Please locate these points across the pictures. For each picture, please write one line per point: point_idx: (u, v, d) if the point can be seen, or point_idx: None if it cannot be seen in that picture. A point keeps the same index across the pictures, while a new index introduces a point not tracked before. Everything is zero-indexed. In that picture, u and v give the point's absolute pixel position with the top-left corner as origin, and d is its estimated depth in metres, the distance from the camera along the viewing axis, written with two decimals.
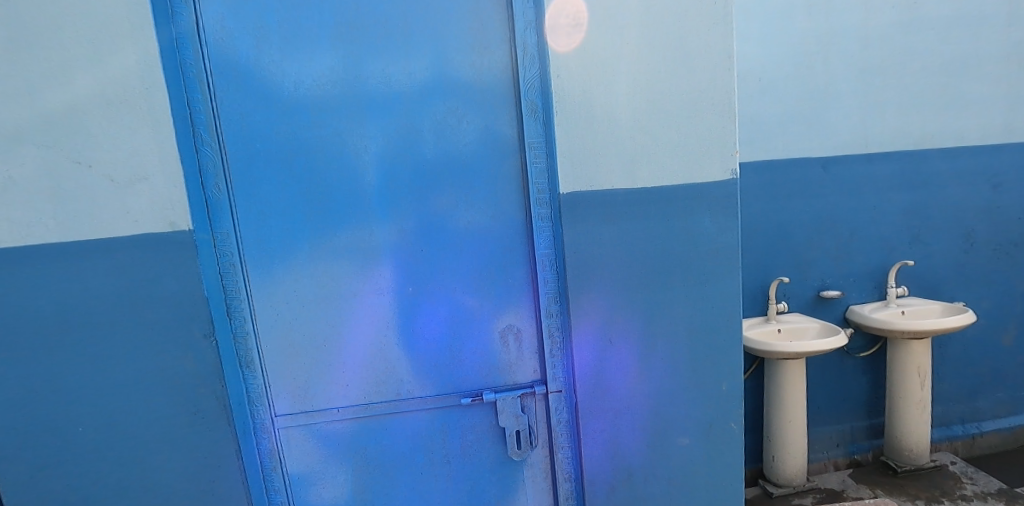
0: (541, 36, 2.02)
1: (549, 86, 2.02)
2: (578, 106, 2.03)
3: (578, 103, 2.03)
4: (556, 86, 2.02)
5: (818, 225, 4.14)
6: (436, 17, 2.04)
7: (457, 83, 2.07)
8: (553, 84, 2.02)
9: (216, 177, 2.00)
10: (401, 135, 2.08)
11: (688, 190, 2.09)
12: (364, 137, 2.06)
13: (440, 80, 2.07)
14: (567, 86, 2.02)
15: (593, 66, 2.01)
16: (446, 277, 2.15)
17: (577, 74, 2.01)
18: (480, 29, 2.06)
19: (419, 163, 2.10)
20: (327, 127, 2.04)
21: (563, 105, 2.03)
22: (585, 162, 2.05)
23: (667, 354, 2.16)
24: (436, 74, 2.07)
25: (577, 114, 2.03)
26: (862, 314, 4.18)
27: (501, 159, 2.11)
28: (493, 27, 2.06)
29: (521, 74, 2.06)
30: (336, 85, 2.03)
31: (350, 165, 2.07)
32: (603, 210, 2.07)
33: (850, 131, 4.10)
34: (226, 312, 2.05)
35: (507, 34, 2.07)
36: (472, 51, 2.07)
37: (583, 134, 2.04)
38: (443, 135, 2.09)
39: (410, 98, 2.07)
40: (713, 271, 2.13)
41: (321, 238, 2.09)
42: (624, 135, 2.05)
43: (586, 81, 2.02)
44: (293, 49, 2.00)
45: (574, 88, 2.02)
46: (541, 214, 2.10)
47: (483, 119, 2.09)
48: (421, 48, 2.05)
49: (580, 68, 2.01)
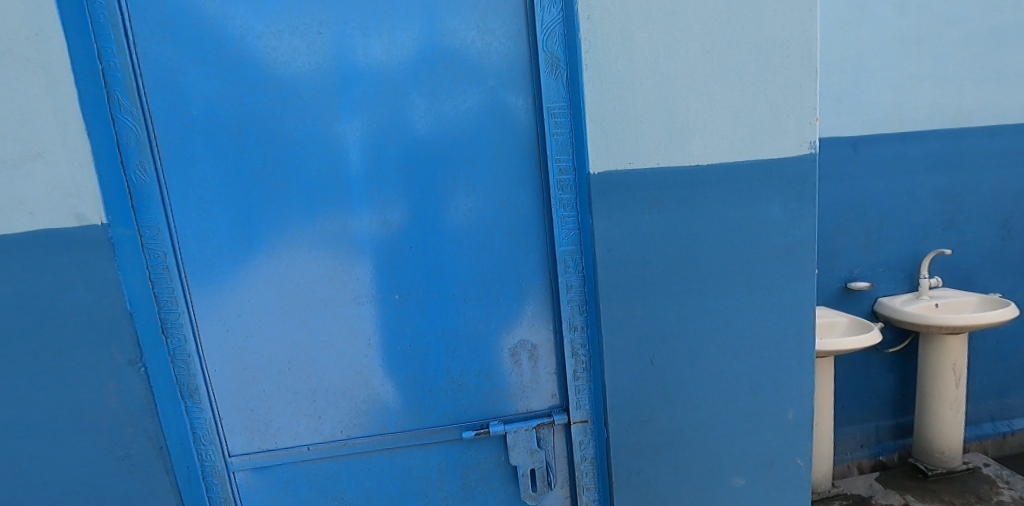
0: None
1: (576, 30, 1.48)
2: (611, 57, 1.48)
3: (611, 49, 1.48)
4: (586, 30, 1.47)
5: (846, 212, 3.61)
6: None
7: (455, 31, 1.61)
8: (582, 27, 1.47)
9: (141, 154, 1.54)
10: (384, 101, 1.61)
11: (756, 168, 1.56)
12: (336, 103, 1.60)
13: (433, 28, 1.60)
14: (597, 28, 1.47)
15: (630, 2, 1.47)
16: (441, 282, 1.71)
17: (609, 10, 1.47)
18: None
19: (408, 136, 1.63)
20: (287, 88, 1.58)
21: (592, 51, 1.48)
22: (622, 130, 1.51)
23: (725, 379, 1.68)
24: (428, 20, 1.60)
25: (614, 69, 1.49)
26: (892, 307, 3.64)
27: (511, 130, 1.65)
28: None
29: (539, 13, 1.53)
30: (297, 34, 1.56)
31: (317, 138, 1.61)
32: (646, 194, 1.53)
33: (881, 109, 3.55)
34: (162, 328, 1.61)
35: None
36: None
37: (618, 91, 1.50)
38: (438, 100, 1.63)
39: (395, 51, 1.60)
40: (783, 274, 1.63)
41: (282, 233, 1.64)
42: (671, 96, 1.51)
43: (621, 21, 1.47)
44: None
45: (607, 29, 1.47)
46: (563, 200, 1.61)
47: (487, 79, 1.63)
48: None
49: (614, 3, 1.47)
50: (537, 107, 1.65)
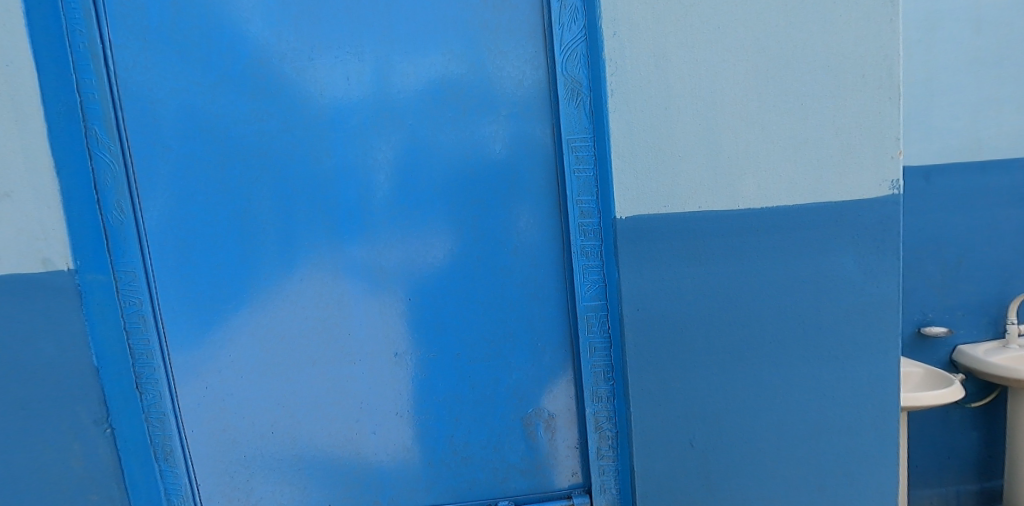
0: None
1: (599, 46, 1.23)
2: (641, 78, 1.23)
3: (644, 72, 1.23)
4: (612, 47, 1.22)
5: (914, 249, 2.73)
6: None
7: (465, 54, 1.42)
8: (606, 43, 1.22)
9: (118, 192, 1.40)
10: (382, 133, 1.43)
11: (821, 213, 1.28)
12: (331, 136, 1.43)
13: (439, 51, 1.42)
14: (626, 47, 1.22)
15: (667, 17, 1.22)
16: (444, 339, 1.49)
17: (641, 27, 1.22)
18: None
19: (409, 173, 1.44)
20: (278, 119, 1.42)
21: (620, 75, 1.23)
22: (657, 168, 1.25)
23: (784, 470, 1.37)
24: (433, 43, 1.41)
25: (646, 93, 1.23)
26: (973, 357, 2.69)
27: (527, 165, 1.44)
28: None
29: (557, 30, 1.31)
30: (290, 61, 1.41)
31: (308, 175, 1.44)
32: (684, 243, 1.27)
33: (954, 135, 2.67)
34: (136, 384, 1.45)
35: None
36: (482, 8, 1.41)
37: (654, 121, 1.24)
38: (444, 132, 1.43)
39: (397, 78, 1.42)
40: (857, 342, 1.32)
41: (268, 280, 1.47)
42: (718, 125, 1.25)
43: (656, 39, 1.22)
44: (232, 8, 1.38)
45: (638, 47, 1.22)
46: (585, 247, 1.36)
47: (500, 109, 1.43)
48: (412, 6, 1.40)
49: (649, 18, 1.22)
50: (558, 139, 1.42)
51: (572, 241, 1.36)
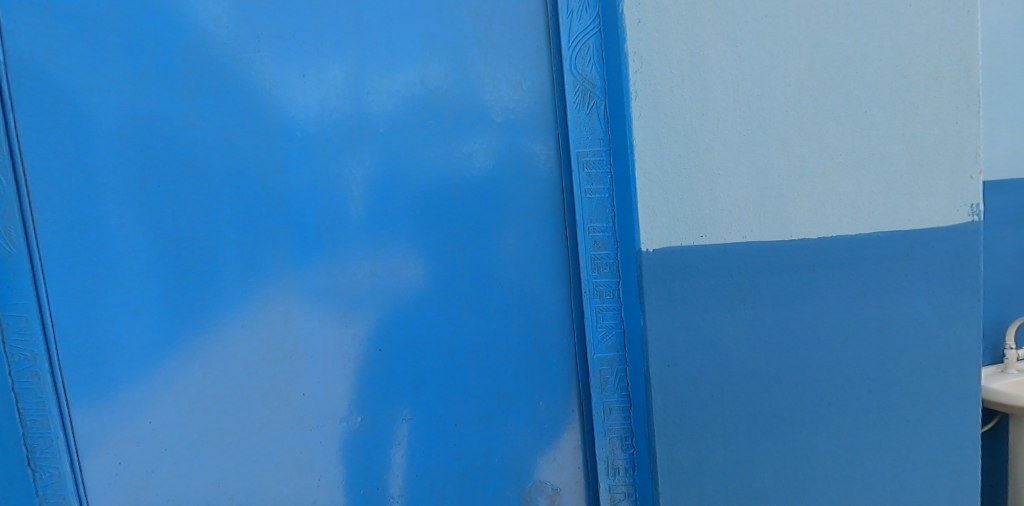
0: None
1: (619, 37, 0.99)
2: (670, 78, 0.99)
3: (676, 68, 0.98)
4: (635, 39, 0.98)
5: None
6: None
7: (451, 49, 1.16)
8: (627, 33, 0.98)
9: (6, 216, 1.09)
10: (347, 145, 1.16)
11: (887, 244, 1.04)
12: (283, 147, 1.15)
13: (419, 45, 1.16)
14: (654, 38, 0.98)
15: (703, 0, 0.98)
16: (423, 397, 1.21)
17: (672, 13, 0.98)
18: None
19: (381, 194, 1.17)
20: (218, 124, 1.14)
21: (647, 72, 0.98)
22: (693, 188, 1.00)
23: None
24: (412, 34, 1.16)
25: (678, 95, 0.99)
26: None
27: (527, 184, 1.19)
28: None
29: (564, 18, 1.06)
30: (232, 52, 1.13)
31: (253, 194, 1.15)
32: (724, 282, 1.02)
33: None
34: (26, 460, 1.13)
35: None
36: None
37: (688, 129, 0.99)
38: (425, 143, 1.17)
39: (368, 76, 1.16)
40: (931, 402, 1.07)
41: (202, 326, 1.17)
42: (766, 135, 1.01)
43: (690, 28, 0.98)
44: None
45: (669, 37, 0.98)
46: (599, 286, 1.11)
47: (493, 116, 1.18)
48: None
49: (681, 3, 0.98)
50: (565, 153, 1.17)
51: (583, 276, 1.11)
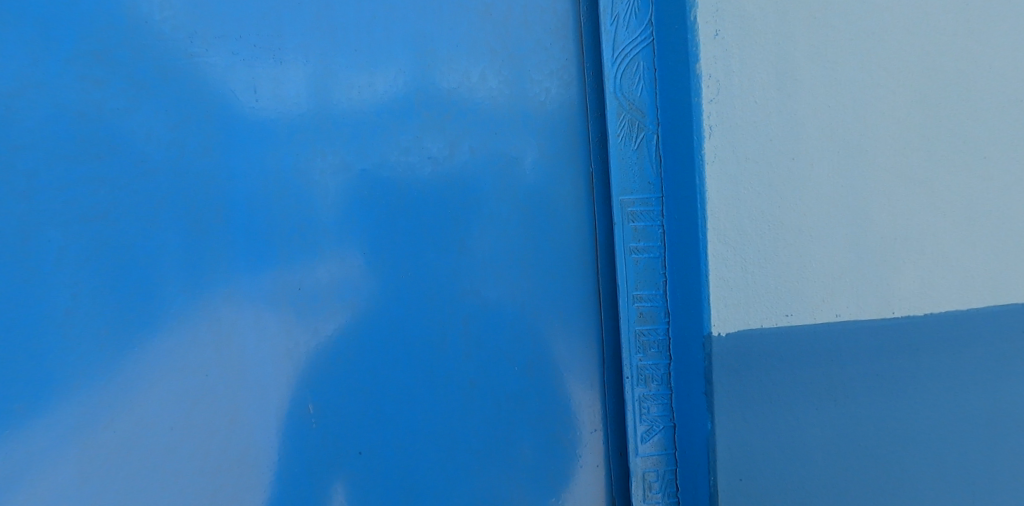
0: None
1: (689, 53, 0.74)
2: (754, 111, 0.74)
3: (760, 98, 0.74)
4: (709, 57, 0.73)
5: None
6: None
7: (454, 56, 0.84)
8: (699, 49, 0.73)
9: None
10: (307, 170, 0.78)
11: (1007, 321, 0.81)
12: (220, 185, 0.73)
13: (411, 48, 0.82)
14: (733, 56, 0.73)
15: (796, 9, 0.74)
16: None
17: (757, 23, 0.73)
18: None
19: (360, 251, 0.80)
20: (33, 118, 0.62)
21: (724, 100, 0.74)
22: (777, 254, 0.77)
23: None
24: (405, 35, 0.82)
25: (761, 133, 0.75)
26: None
27: (550, 237, 0.88)
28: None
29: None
30: (111, 21, 0.66)
31: (156, 252, 0.69)
32: (809, 372, 0.80)
33: None
34: None
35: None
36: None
37: (773, 178, 0.76)
38: (419, 183, 0.83)
39: (342, 92, 0.79)
40: None
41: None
42: (865, 186, 0.78)
43: (779, 44, 0.74)
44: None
45: (753, 56, 0.74)
46: (644, 369, 0.87)
47: (509, 147, 0.87)
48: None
49: (769, 10, 0.74)
50: (602, 198, 0.88)
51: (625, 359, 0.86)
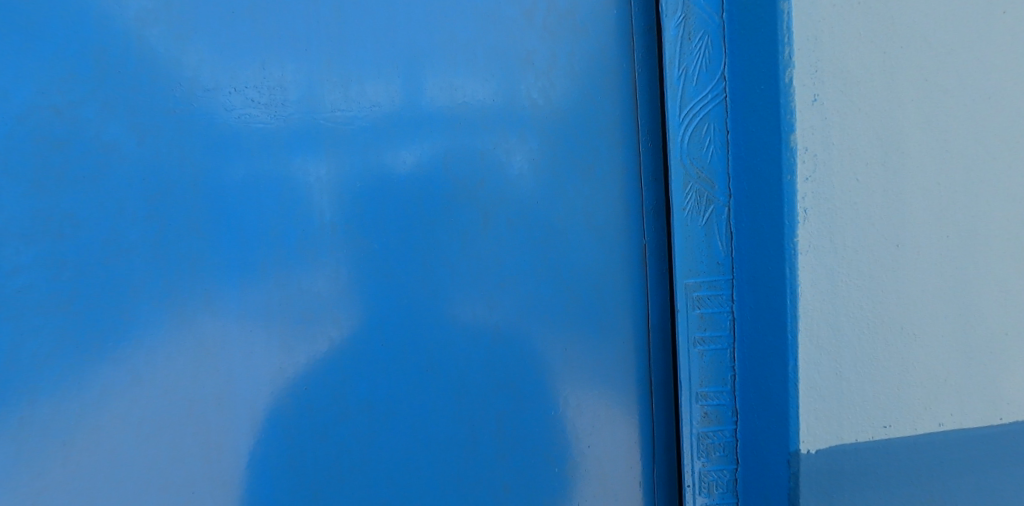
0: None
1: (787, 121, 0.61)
2: (855, 191, 0.63)
3: (863, 174, 0.63)
4: (806, 128, 0.61)
5: None
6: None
7: (490, 115, 0.70)
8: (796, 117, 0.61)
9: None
10: (320, 269, 0.65)
11: None
12: (198, 264, 0.63)
13: (438, 105, 0.69)
14: (833, 126, 0.62)
15: (906, 69, 0.62)
16: None
17: (861, 86, 0.62)
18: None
19: (378, 345, 0.68)
20: (20, 196, 0.57)
21: (823, 178, 0.62)
22: (876, 356, 0.65)
23: None
24: (416, 79, 0.68)
25: (861, 217, 0.63)
26: None
27: (598, 321, 0.75)
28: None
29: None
30: (132, 118, 0.60)
31: (136, 340, 0.61)
32: (906, 491, 0.68)
33: None
34: None
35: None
36: (524, 27, 0.71)
37: (874, 268, 0.64)
38: (447, 263, 0.70)
39: (327, 123, 0.65)
40: None
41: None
42: (978, 277, 0.66)
43: (885, 110, 0.62)
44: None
45: (856, 125, 0.62)
46: (707, 476, 0.73)
47: (555, 218, 0.73)
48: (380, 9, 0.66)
49: (875, 70, 0.62)
50: (656, 275, 0.75)
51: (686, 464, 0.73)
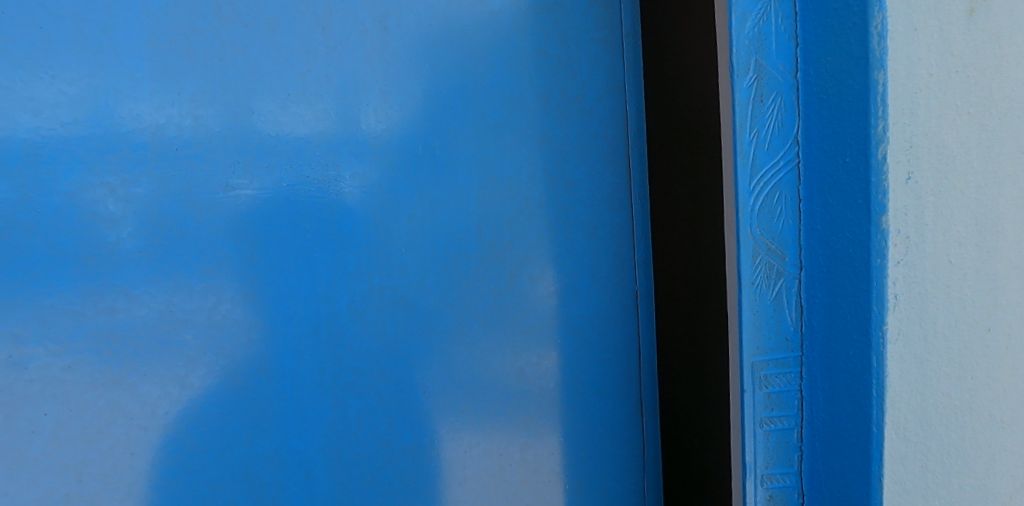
0: (823, 19, 0.60)
1: (879, 200, 0.57)
2: (948, 273, 0.58)
3: (955, 256, 0.58)
4: (900, 208, 0.57)
5: None
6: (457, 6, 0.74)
7: (512, 186, 0.78)
8: (890, 197, 0.57)
9: None
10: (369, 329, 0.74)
11: None
12: (272, 326, 0.70)
13: (476, 183, 0.76)
14: (927, 205, 0.57)
15: (1004, 141, 0.57)
16: None
17: (957, 162, 0.57)
18: (561, 53, 0.78)
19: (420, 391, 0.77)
20: (119, 275, 0.65)
21: (915, 261, 0.58)
22: (964, 447, 0.61)
23: None
24: (460, 163, 0.75)
25: (954, 300, 0.59)
26: None
27: (600, 364, 0.83)
28: (587, 43, 0.79)
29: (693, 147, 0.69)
30: (202, 202, 0.66)
31: (213, 398, 0.69)
32: None
33: None
34: None
35: (626, 54, 0.80)
36: (540, 111, 0.78)
37: (965, 356, 0.59)
38: (479, 314, 0.78)
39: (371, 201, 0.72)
40: None
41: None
42: None
43: (982, 187, 0.58)
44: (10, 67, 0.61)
45: (949, 206, 0.58)
46: None
47: (565, 272, 0.81)
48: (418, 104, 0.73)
49: (971, 144, 0.57)
50: (645, 317, 0.84)
51: (678, 494, 0.81)
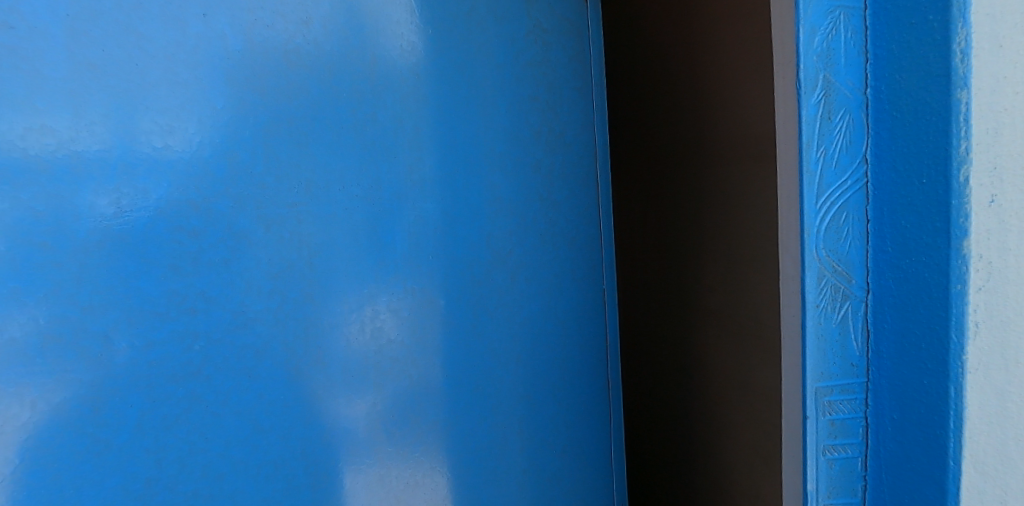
0: (898, 35, 0.58)
1: (961, 223, 0.54)
2: None
3: None
4: (986, 231, 0.54)
5: None
6: (459, 35, 0.75)
7: (525, 192, 0.84)
8: (975, 220, 0.54)
9: None
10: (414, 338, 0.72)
11: None
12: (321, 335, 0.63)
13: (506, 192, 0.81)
14: (1013, 229, 0.55)
15: None
16: None
17: None
18: (550, 98, 0.85)
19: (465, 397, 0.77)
20: (191, 304, 0.54)
21: (999, 288, 0.55)
22: None
23: None
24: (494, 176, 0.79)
25: None
26: None
27: (580, 360, 0.93)
28: (568, 92, 0.88)
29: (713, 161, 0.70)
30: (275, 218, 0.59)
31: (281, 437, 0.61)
32: None
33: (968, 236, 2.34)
34: None
35: (596, 95, 0.93)
36: (544, 124, 0.85)
37: None
38: (508, 319, 0.82)
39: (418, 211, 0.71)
40: None
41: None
42: None
43: None
44: (74, 45, 0.48)
45: None
46: None
47: (564, 270, 0.89)
48: (436, 122, 0.73)
49: None
50: (611, 302, 0.98)
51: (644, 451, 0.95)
